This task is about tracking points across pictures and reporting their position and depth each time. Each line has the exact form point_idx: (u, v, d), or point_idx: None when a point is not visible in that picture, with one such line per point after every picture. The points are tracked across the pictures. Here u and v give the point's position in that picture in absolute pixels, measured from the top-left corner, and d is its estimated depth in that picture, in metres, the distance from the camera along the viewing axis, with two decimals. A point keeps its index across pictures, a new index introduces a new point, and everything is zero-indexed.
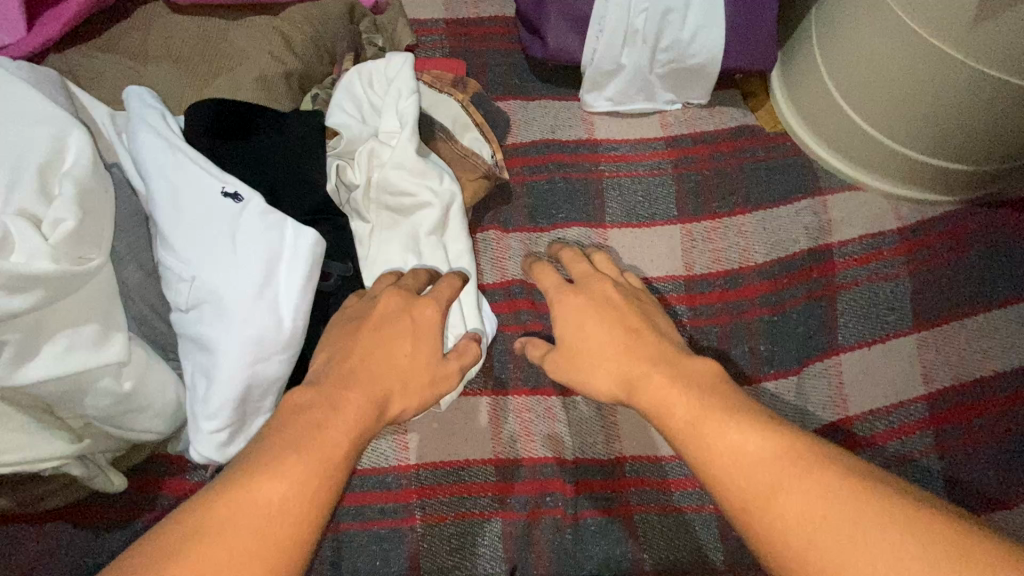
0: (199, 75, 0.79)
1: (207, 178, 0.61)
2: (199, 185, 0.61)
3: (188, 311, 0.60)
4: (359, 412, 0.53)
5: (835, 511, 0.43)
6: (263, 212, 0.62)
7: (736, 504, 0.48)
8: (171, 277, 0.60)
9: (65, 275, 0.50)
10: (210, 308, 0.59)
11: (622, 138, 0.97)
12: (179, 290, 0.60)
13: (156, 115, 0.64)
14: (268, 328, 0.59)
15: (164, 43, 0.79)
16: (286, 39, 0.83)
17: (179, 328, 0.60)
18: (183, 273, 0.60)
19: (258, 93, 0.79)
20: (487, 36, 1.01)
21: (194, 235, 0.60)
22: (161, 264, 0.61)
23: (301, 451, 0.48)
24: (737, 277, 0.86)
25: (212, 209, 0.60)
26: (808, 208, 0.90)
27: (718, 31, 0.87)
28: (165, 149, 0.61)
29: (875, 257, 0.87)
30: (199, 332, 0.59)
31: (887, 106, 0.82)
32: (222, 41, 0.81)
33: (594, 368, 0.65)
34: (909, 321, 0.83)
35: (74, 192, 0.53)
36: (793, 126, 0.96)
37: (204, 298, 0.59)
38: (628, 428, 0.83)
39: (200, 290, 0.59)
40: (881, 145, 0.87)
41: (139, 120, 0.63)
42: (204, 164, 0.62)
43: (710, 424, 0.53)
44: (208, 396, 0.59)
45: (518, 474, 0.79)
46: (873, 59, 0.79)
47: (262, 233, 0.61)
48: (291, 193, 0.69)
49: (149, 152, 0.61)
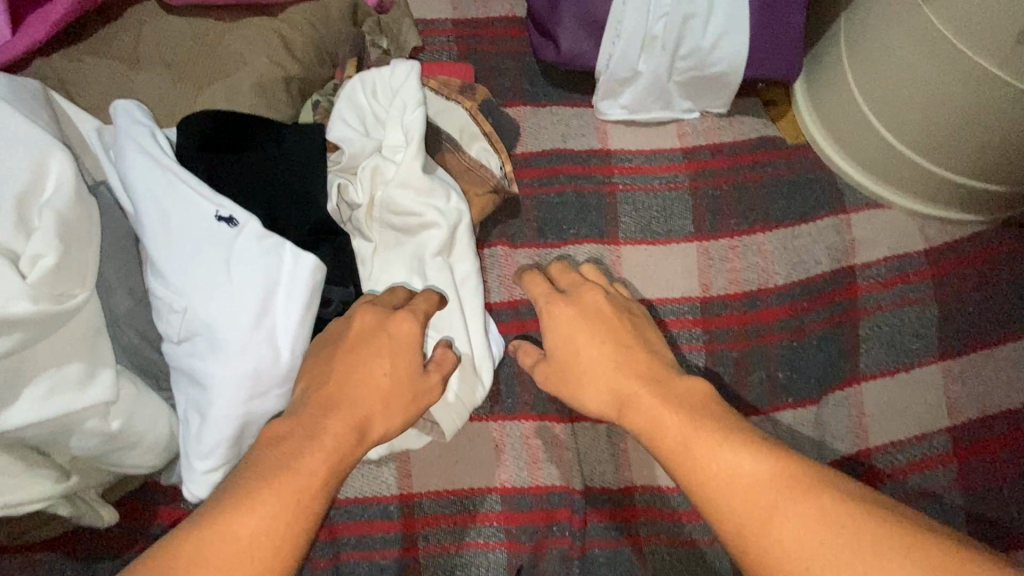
0: (193, 81, 0.75)
1: (201, 201, 0.58)
2: (192, 209, 0.57)
3: (180, 343, 0.57)
4: (336, 439, 0.50)
5: (836, 538, 0.41)
6: (260, 236, 0.58)
7: (735, 531, 0.46)
8: (162, 306, 0.57)
9: (47, 316, 0.48)
10: (203, 340, 0.56)
11: (637, 148, 0.92)
12: (171, 320, 0.56)
13: (144, 131, 0.60)
14: (265, 362, 0.56)
15: (157, 48, 0.75)
16: (285, 42, 0.78)
17: (171, 360, 0.57)
18: (174, 304, 0.56)
19: (256, 101, 0.75)
20: (497, 37, 0.96)
21: (187, 264, 0.56)
22: (152, 293, 0.57)
23: (273, 484, 0.46)
24: (756, 299, 0.83)
25: (206, 235, 0.57)
26: (831, 227, 0.86)
27: (742, 37, 0.82)
28: (155, 169, 0.58)
29: (900, 280, 0.83)
30: (192, 367, 0.56)
31: (919, 122, 0.78)
32: (217, 45, 0.77)
33: (586, 378, 0.62)
34: (934, 349, 0.80)
35: (55, 225, 0.50)
36: (815, 137, 0.91)
37: (197, 330, 0.56)
38: (639, 457, 0.80)
39: (193, 322, 0.56)
40: (909, 160, 0.82)
41: (128, 137, 0.59)
42: (198, 186, 0.58)
43: (704, 447, 0.50)
44: (202, 433, 0.56)
45: (525, 503, 0.77)
46: (908, 72, 0.75)
47: (258, 261, 0.57)
48: (290, 212, 0.65)
49: (139, 172, 0.58)
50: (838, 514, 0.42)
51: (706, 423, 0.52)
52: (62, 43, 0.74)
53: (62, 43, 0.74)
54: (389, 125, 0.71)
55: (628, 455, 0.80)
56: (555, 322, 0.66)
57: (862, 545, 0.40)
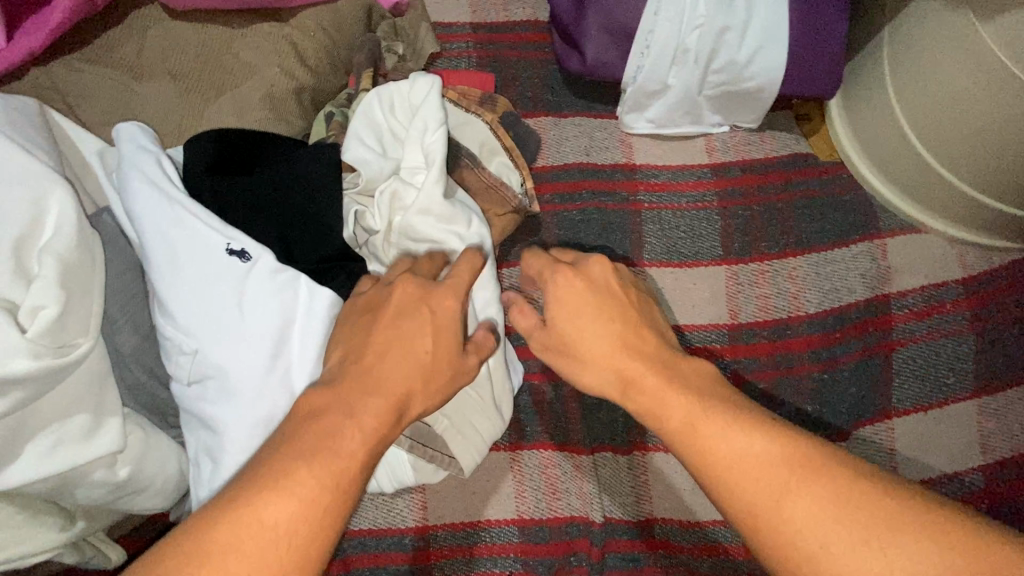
0: (200, 93, 0.71)
1: (211, 235, 0.55)
2: (203, 244, 0.55)
3: (190, 385, 0.55)
4: (375, 418, 0.47)
5: (845, 514, 0.41)
6: (273, 272, 0.56)
7: (744, 513, 0.45)
8: (171, 348, 0.55)
9: (47, 372, 0.46)
10: (215, 383, 0.54)
11: (664, 164, 0.88)
12: (181, 362, 0.55)
13: (149, 159, 0.57)
14: (280, 405, 0.54)
15: (161, 57, 0.71)
16: (297, 50, 0.74)
17: (181, 403, 0.56)
18: (184, 345, 0.54)
19: (267, 114, 0.71)
20: (518, 42, 0.91)
21: (198, 302, 0.54)
22: (160, 332, 0.55)
23: (312, 463, 0.44)
24: (785, 328, 0.80)
25: (217, 272, 0.55)
26: (866, 253, 0.82)
27: (779, 50, 0.78)
28: (162, 202, 0.55)
29: (935, 311, 0.80)
30: (204, 411, 0.54)
31: (964, 147, 0.74)
32: (226, 54, 0.72)
33: (580, 358, 0.58)
34: (969, 385, 0.77)
35: (55, 270, 0.49)
36: (850, 156, 0.87)
37: (208, 373, 0.54)
38: (660, 488, 0.78)
39: (204, 365, 0.54)
40: (949, 184, 0.78)
41: (134, 167, 0.57)
42: (208, 218, 0.56)
43: (725, 437, 0.48)
44: (214, 480, 0.54)
45: (543, 535, 0.75)
46: (954, 94, 0.71)
47: (273, 296, 0.55)
48: (305, 241, 0.62)
49: (145, 206, 0.55)
50: (852, 491, 0.42)
51: (715, 405, 0.51)
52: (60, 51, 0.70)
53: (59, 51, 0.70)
54: (407, 144, 0.67)
55: (648, 488, 0.78)
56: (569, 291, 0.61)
57: (873, 512, 0.41)
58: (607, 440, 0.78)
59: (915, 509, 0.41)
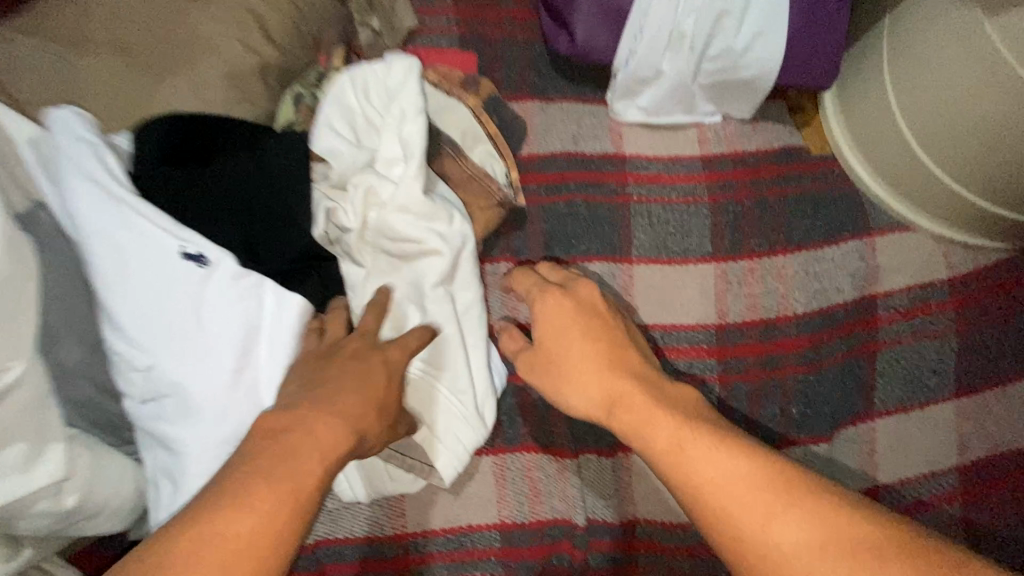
0: (150, 69, 0.63)
1: (163, 239, 0.52)
2: (155, 249, 0.52)
3: (145, 403, 0.52)
4: (334, 438, 0.45)
5: (833, 541, 0.40)
6: (233, 278, 0.52)
7: (729, 537, 0.43)
8: (121, 364, 0.51)
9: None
10: (174, 400, 0.51)
11: (654, 155, 0.84)
12: (133, 379, 0.51)
13: (89, 153, 0.53)
14: (247, 420, 0.51)
15: (104, 26, 0.63)
16: (261, 23, 0.67)
17: (135, 422, 0.52)
18: (136, 360, 0.51)
19: (228, 96, 0.65)
20: (503, 18, 0.86)
21: (149, 313, 0.51)
22: (109, 347, 0.51)
23: (265, 481, 0.40)
24: (773, 328, 0.78)
25: (172, 280, 0.52)
26: (855, 252, 0.81)
27: (777, 39, 0.74)
28: (106, 203, 0.52)
29: (921, 311, 0.79)
30: (162, 429, 0.51)
31: (962, 146, 0.71)
32: (178, 23, 0.64)
33: (573, 351, 0.59)
34: (951, 386, 0.77)
35: None
36: (843, 151, 0.84)
37: (165, 389, 0.51)
38: (644, 490, 0.77)
39: (159, 380, 0.51)
40: (939, 183, 0.77)
41: (71, 163, 0.52)
42: (161, 220, 0.52)
43: (720, 450, 0.46)
44: (175, 501, 0.51)
45: (524, 539, 0.73)
46: (955, 91, 0.69)
47: (234, 304, 0.52)
48: (272, 241, 0.57)
49: (88, 208, 0.51)
50: (834, 517, 0.40)
51: (706, 422, 0.49)
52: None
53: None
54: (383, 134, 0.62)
55: (632, 488, 0.77)
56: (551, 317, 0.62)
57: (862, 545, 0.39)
58: (591, 442, 0.77)
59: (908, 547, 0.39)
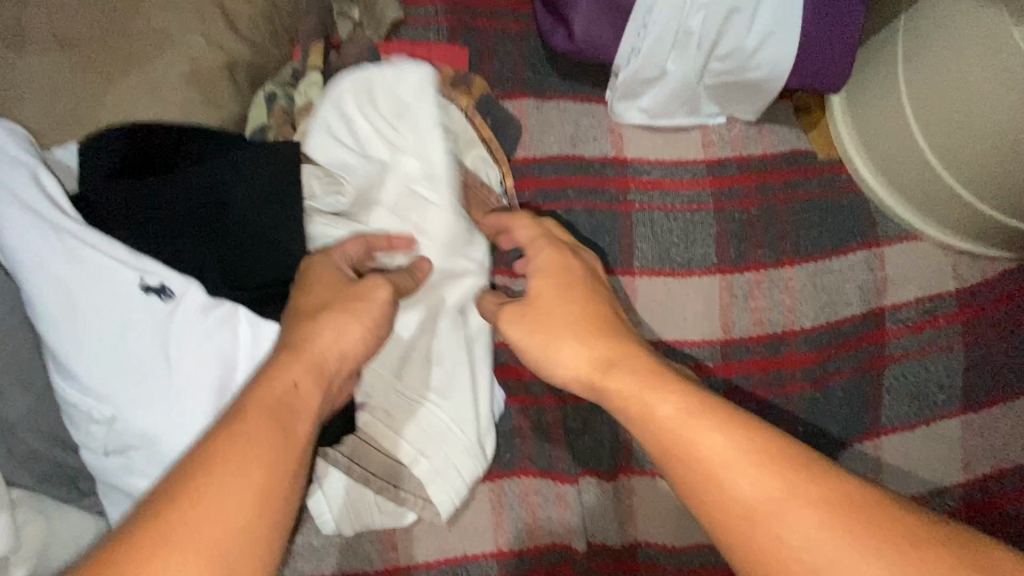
0: (97, 66, 0.56)
1: (117, 271, 0.47)
2: (109, 283, 0.47)
3: (110, 456, 0.47)
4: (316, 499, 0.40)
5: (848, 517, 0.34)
6: (202, 309, 0.48)
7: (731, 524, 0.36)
8: (77, 416, 0.46)
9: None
10: (142, 453, 0.46)
11: (656, 158, 0.80)
12: (94, 432, 0.46)
13: (26, 176, 0.48)
14: None
15: (45, 21, 0.56)
16: (226, 15, 0.61)
17: (98, 478, 0.47)
18: (97, 410, 0.46)
19: (190, 96, 0.58)
20: (496, 10, 0.79)
21: (108, 356, 0.46)
22: (61, 396, 0.46)
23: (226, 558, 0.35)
24: (779, 343, 0.75)
25: (132, 316, 0.47)
26: (863, 263, 0.78)
27: (790, 38, 0.69)
28: (50, 234, 0.47)
29: (929, 325, 0.77)
30: (134, 484, 0.46)
31: (978, 156, 0.68)
32: (130, 16, 0.57)
33: (560, 334, 0.49)
34: (957, 401, 0.75)
35: None
36: (852, 156, 0.81)
37: (134, 441, 0.46)
38: (645, 511, 0.74)
39: (125, 431, 0.46)
40: (953, 192, 0.73)
41: (2, 188, 0.47)
42: (113, 249, 0.47)
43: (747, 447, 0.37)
44: None
45: (522, 567, 0.69)
46: (973, 98, 0.66)
47: (203, 338, 0.48)
48: (250, 264, 0.52)
49: (28, 242, 0.46)
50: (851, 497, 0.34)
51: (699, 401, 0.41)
52: None
53: None
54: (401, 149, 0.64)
55: (633, 510, 0.74)
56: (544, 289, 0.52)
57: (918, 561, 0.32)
58: (592, 463, 0.73)
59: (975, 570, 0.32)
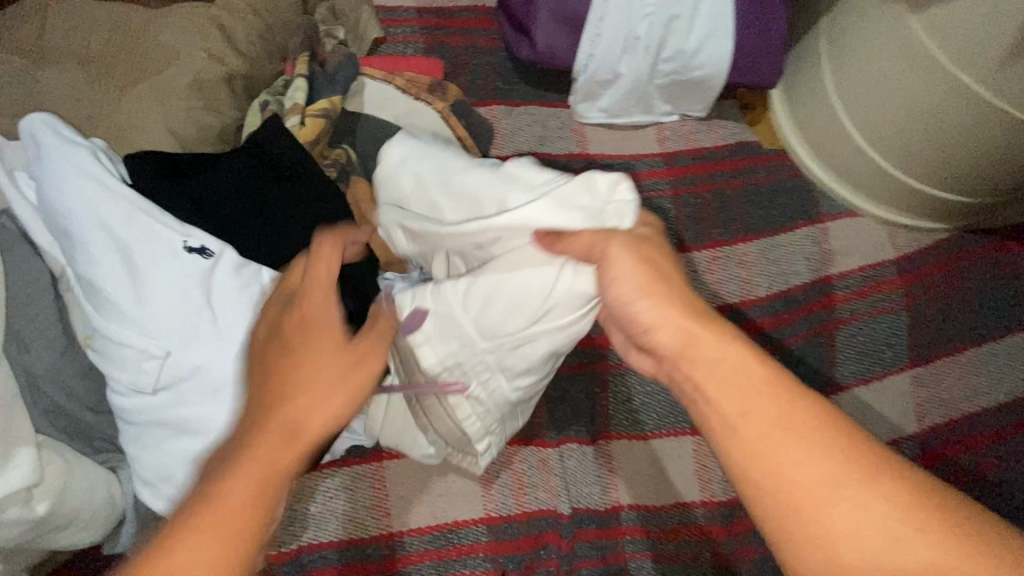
0: (114, 78, 0.64)
1: (167, 233, 0.55)
2: (161, 242, 0.55)
3: (158, 392, 0.54)
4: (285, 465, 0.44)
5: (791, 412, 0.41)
6: (236, 267, 0.56)
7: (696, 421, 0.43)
8: (128, 356, 0.53)
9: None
10: (190, 385, 0.54)
11: (616, 153, 0.88)
12: (145, 368, 0.53)
13: (88, 154, 0.56)
14: None
15: (66, 41, 0.64)
16: (225, 33, 0.69)
17: (144, 412, 0.54)
18: (151, 348, 0.53)
19: (195, 104, 0.66)
20: (467, 28, 0.89)
21: (160, 303, 0.54)
22: (113, 340, 0.53)
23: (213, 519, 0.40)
24: (738, 311, 0.82)
25: (179, 270, 0.54)
26: (809, 237, 0.86)
27: (726, 40, 0.79)
28: (112, 200, 0.54)
29: (872, 290, 0.84)
30: (180, 413, 0.54)
31: (896, 134, 0.77)
32: (141, 35, 0.66)
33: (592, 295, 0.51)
34: (905, 357, 0.82)
35: None
36: (791, 142, 0.90)
37: (183, 375, 0.54)
38: (625, 474, 0.78)
39: (177, 366, 0.53)
40: (885, 172, 0.82)
41: (66, 160, 0.55)
42: (164, 215, 0.56)
43: (783, 448, 0.40)
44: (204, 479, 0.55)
45: (510, 531, 0.73)
46: (886, 84, 0.74)
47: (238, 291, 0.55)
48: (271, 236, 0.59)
49: (93, 206, 0.54)
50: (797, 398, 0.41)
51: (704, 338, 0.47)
52: None
53: None
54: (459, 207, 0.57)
55: (614, 474, 0.77)
56: (632, 261, 0.48)
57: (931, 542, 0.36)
58: (572, 430, 0.78)
59: (978, 557, 0.35)
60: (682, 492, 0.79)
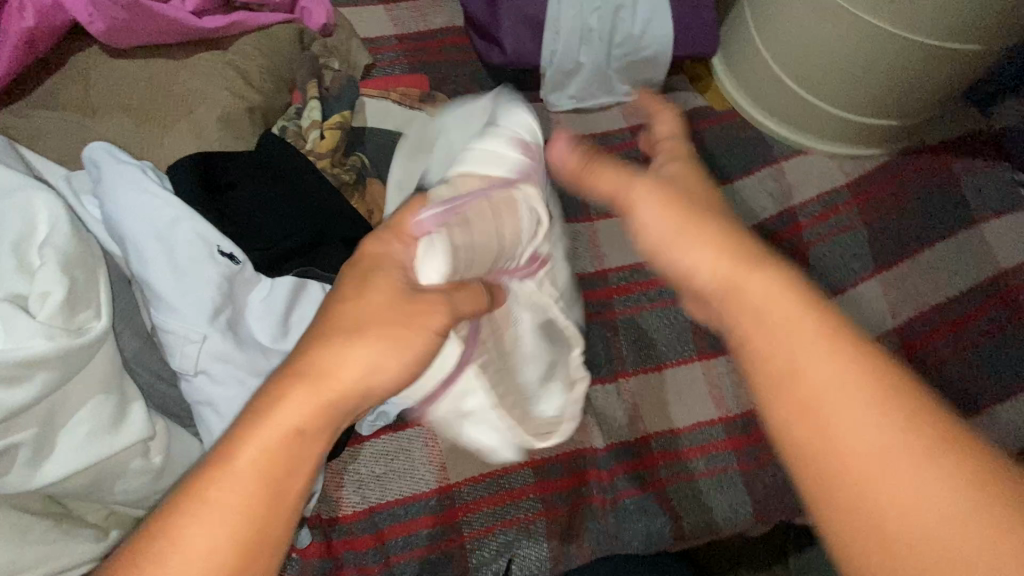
0: (156, 122, 0.75)
1: (201, 240, 0.66)
2: (193, 244, 0.65)
3: (195, 375, 0.64)
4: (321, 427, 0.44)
5: None
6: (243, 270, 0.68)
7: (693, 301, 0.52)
8: (176, 343, 0.64)
9: (61, 351, 0.56)
10: (224, 367, 0.65)
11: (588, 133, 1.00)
12: (187, 352, 0.64)
13: (134, 171, 0.67)
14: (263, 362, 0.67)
15: (112, 99, 0.75)
16: (242, 73, 0.80)
17: (190, 392, 0.65)
18: (191, 334, 0.64)
19: (224, 134, 0.75)
20: (443, 47, 1.01)
21: (189, 294, 0.64)
22: (163, 329, 0.65)
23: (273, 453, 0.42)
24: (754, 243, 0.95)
25: (204, 264, 0.65)
26: (769, 176, 0.99)
27: (665, 21, 0.92)
28: (151, 204, 0.66)
29: (832, 214, 0.96)
30: (207, 396, 0.64)
31: (821, 74, 0.90)
32: (172, 86, 0.77)
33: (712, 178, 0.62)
34: (872, 265, 0.93)
35: (59, 262, 0.60)
36: (738, 101, 1.03)
37: (220, 355, 0.65)
38: (648, 407, 0.86)
39: (214, 348, 0.64)
40: (818, 108, 0.95)
41: (116, 174, 0.67)
42: (192, 219, 0.66)
43: None
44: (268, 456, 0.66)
45: (554, 470, 0.80)
46: (804, 32, 0.87)
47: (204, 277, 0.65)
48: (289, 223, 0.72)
49: (146, 210, 0.65)
50: None
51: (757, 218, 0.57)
52: (14, 95, 0.75)
53: (15, 95, 0.75)
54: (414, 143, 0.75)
55: (638, 407, 0.86)
56: None
57: None
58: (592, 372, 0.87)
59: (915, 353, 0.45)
60: (700, 413, 0.87)
